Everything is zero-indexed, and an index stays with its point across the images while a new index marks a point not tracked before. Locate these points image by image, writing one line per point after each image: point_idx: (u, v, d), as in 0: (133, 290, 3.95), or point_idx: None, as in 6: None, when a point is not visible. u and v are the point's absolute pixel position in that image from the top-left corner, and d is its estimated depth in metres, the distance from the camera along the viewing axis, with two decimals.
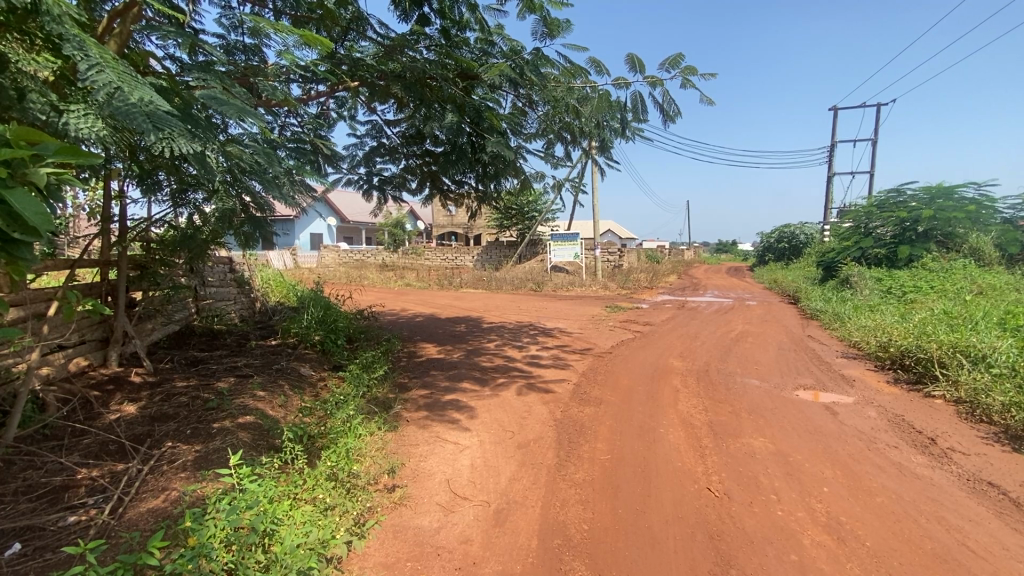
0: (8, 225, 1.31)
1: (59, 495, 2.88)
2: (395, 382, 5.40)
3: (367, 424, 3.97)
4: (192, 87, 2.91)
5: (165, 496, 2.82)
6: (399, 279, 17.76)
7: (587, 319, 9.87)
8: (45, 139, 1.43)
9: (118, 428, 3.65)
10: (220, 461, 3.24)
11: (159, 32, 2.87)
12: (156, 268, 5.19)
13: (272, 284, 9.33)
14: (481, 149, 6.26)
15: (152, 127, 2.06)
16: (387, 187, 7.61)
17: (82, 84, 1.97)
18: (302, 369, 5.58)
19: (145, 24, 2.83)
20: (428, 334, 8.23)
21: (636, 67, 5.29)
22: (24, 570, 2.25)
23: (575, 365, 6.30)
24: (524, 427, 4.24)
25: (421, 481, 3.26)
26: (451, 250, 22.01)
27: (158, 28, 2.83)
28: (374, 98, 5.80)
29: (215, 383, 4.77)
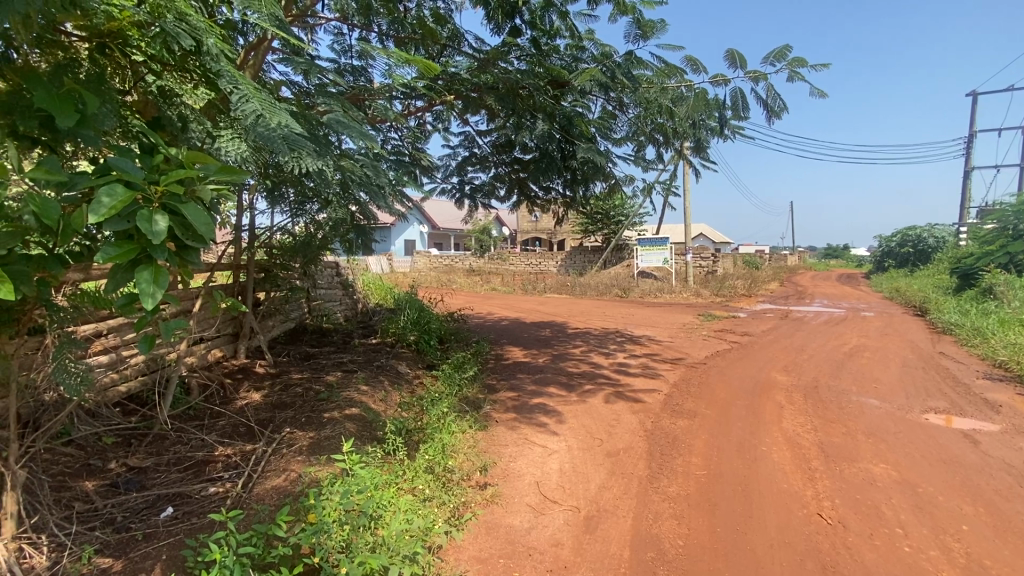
0: (182, 233, 1.57)
1: (201, 468, 3.32)
2: (484, 383, 5.57)
3: (459, 421, 4.13)
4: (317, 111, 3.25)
5: (286, 476, 3.13)
6: (484, 283, 18.24)
7: (677, 327, 9.46)
8: (209, 161, 1.69)
9: (247, 413, 4.13)
10: (331, 449, 3.53)
11: (290, 63, 3.27)
12: (277, 272, 5.80)
13: (372, 288, 10.01)
14: (571, 155, 6.27)
15: (288, 148, 2.33)
16: (478, 195, 7.87)
17: (234, 113, 2.27)
18: (399, 367, 5.93)
19: (278, 53, 3.21)
20: (514, 338, 8.36)
21: (736, 63, 5.04)
22: (176, 531, 2.61)
23: (666, 374, 6.08)
24: (613, 436, 4.17)
25: (512, 481, 3.32)
26: (536, 256, 22.21)
27: (291, 61, 3.24)
28: (468, 109, 6.07)
29: (325, 376, 5.22)
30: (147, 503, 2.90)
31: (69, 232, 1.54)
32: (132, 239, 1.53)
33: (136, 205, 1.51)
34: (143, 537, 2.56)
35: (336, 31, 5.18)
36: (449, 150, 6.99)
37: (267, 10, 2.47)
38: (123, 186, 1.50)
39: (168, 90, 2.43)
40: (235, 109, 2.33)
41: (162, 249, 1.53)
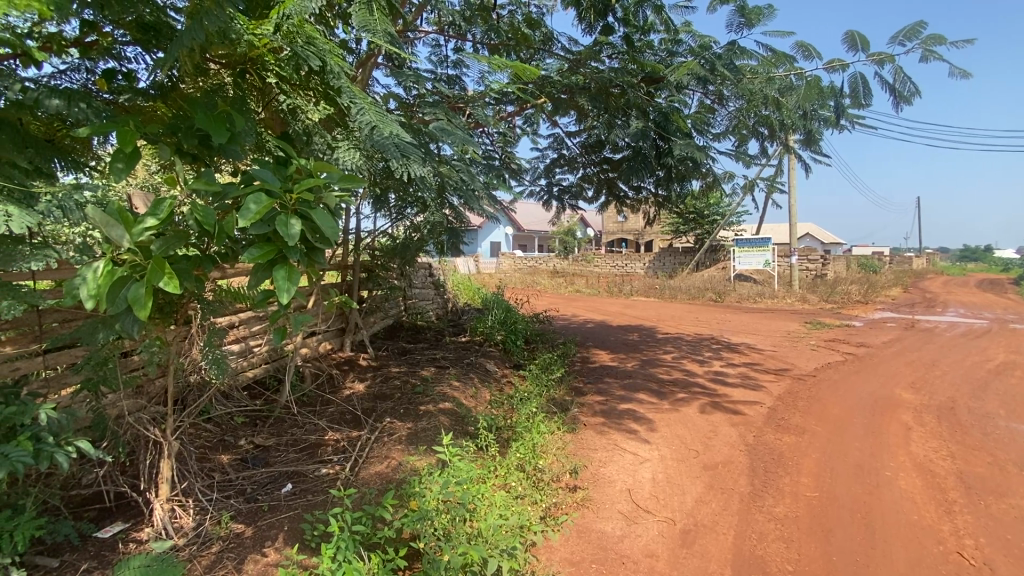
0: (313, 236, 1.75)
1: (315, 450, 3.63)
2: (572, 385, 5.53)
3: (548, 422, 4.14)
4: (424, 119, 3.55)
5: (387, 463, 3.33)
6: (569, 284, 18.11)
7: (780, 336, 8.75)
8: (333, 170, 1.86)
9: (352, 402, 4.46)
10: (427, 440, 3.70)
11: (400, 78, 3.53)
12: (378, 272, 6.20)
13: (461, 288, 10.35)
14: (666, 153, 5.96)
15: (400, 155, 2.49)
16: (566, 196, 7.85)
17: (353, 125, 2.46)
18: (488, 365, 6.08)
19: (390, 69, 3.46)
20: (601, 341, 8.22)
21: (857, 45, 4.56)
22: (295, 505, 2.87)
23: (769, 386, 5.64)
24: (711, 448, 3.96)
25: (602, 486, 3.27)
26: (623, 257, 21.67)
27: (400, 76, 3.51)
28: (558, 111, 6.07)
29: (420, 371, 5.49)
30: (271, 478, 3.23)
31: (223, 234, 1.77)
32: (272, 240, 1.74)
33: (275, 211, 1.72)
34: (268, 508, 2.85)
35: (434, 43, 5.44)
36: (539, 152, 7.05)
37: (381, 27, 2.62)
38: (265, 194, 1.71)
39: (296, 108, 2.67)
40: (353, 121, 2.52)
41: (296, 249, 1.72)
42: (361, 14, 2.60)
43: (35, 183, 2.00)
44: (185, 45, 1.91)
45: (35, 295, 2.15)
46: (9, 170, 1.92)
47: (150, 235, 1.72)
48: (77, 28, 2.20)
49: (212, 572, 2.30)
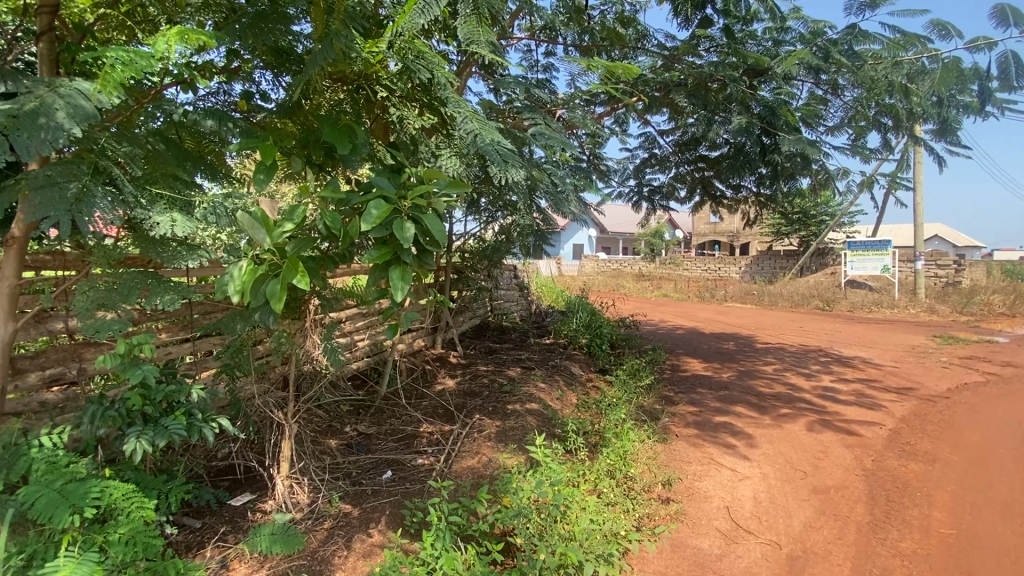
0: (424, 240, 1.89)
1: (411, 441, 3.84)
2: (661, 394, 5.33)
3: (638, 429, 4.02)
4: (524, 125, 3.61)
5: (477, 458, 3.43)
6: (656, 289, 17.45)
7: (902, 351, 7.80)
8: (441, 177, 1.98)
9: (444, 398, 4.65)
10: (516, 439, 3.76)
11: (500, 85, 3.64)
12: (468, 273, 6.40)
13: (545, 291, 10.37)
14: (772, 150, 5.53)
15: (500, 160, 2.56)
16: (656, 197, 7.59)
17: (458, 133, 2.57)
18: (573, 368, 6.05)
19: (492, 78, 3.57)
20: (692, 349, 7.83)
21: (1010, 19, 3.96)
22: (396, 491, 3.05)
23: (889, 406, 5.06)
24: (820, 470, 3.63)
25: (698, 501, 3.13)
26: (715, 261, 20.51)
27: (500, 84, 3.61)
28: (650, 110, 5.88)
29: (507, 371, 5.59)
30: (373, 464, 3.46)
31: (346, 237, 1.95)
32: (388, 243, 1.91)
33: (393, 216, 1.87)
34: (372, 492, 3.05)
35: (526, 48, 5.54)
36: (628, 153, 6.89)
37: (485, 38, 2.71)
38: (383, 201, 1.86)
39: (405, 119, 2.85)
40: (458, 129, 2.64)
41: (409, 251, 1.87)
42: (467, 26, 2.70)
43: (193, 193, 2.31)
44: (318, 64, 2.12)
45: (189, 289, 2.48)
46: (174, 182, 2.24)
47: (286, 238, 1.94)
48: (224, 56, 2.52)
49: (325, 547, 2.51)
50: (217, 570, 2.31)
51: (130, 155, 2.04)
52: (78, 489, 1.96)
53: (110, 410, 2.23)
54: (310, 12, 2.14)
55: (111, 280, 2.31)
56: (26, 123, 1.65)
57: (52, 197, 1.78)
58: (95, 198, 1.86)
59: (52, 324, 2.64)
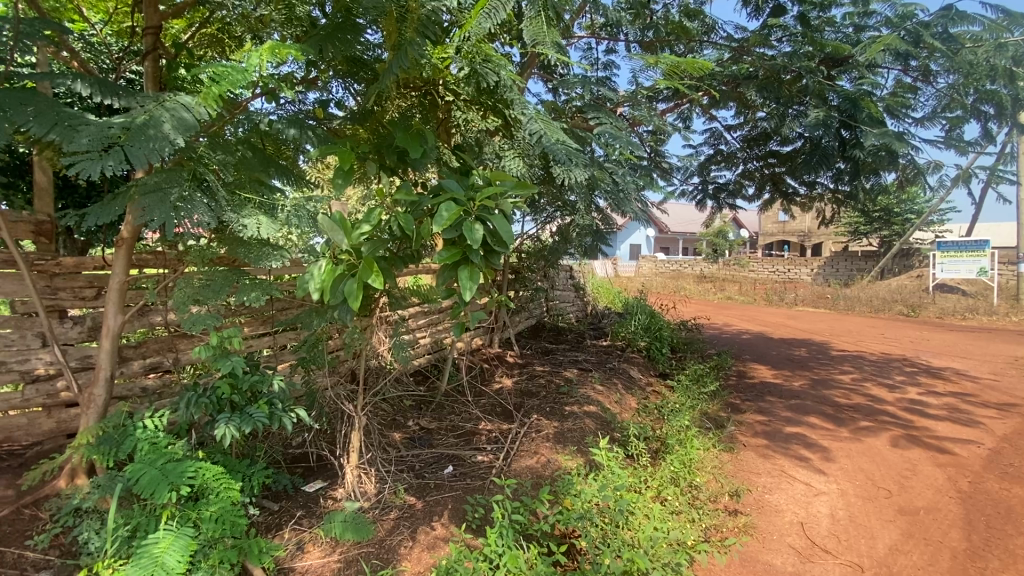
0: (492, 240, 1.93)
1: (471, 437, 3.90)
2: (726, 400, 5.11)
3: (701, 436, 3.88)
4: (588, 124, 3.60)
5: (536, 458, 3.43)
6: (718, 291, 16.76)
7: (1004, 363, 7.03)
8: (508, 179, 2.00)
9: (502, 397, 4.69)
10: (574, 441, 3.74)
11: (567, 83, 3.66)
12: (526, 273, 6.43)
13: (602, 291, 10.23)
14: (852, 144, 5.16)
15: (565, 160, 2.57)
16: (722, 195, 7.26)
17: (524, 134, 2.61)
18: (632, 371, 5.92)
19: (558, 78, 3.62)
20: (759, 354, 7.46)
21: None
22: (456, 486, 3.12)
23: (988, 423, 4.58)
24: (907, 489, 3.35)
25: (768, 515, 2.98)
26: (784, 262, 19.42)
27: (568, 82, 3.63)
28: (716, 104, 5.66)
29: (564, 372, 5.56)
30: (434, 458, 3.54)
31: (418, 238, 2.03)
32: (457, 244, 1.96)
33: (462, 217, 1.92)
34: (435, 486, 3.13)
35: (586, 46, 5.48)
36: (692, 150, 6.65)
37: (550, 38, 2.71)
38: (454, 203, 1.91)
39: (471, 123, 2.94)
40: (524, 131, 2.68)
41: (477, 252, 1.92)
42: (533, 27, 2.71)
43: (276, 197, 2.48)
44: (392, 73, 2.22)
45: (271, 286, 2.65)
46: (259, 187, 2.40)
47: (363, 239, 2.05)
48: (304, 68, 2.68)
49: (392, 537, 2.60)
50: (294, 552, 2.46)
51: (223, 163, 2.22)
52: (177, 468, 2.13)
53: (202, 397, 2.42)
54: (385, 23, 2.25)
55: (205, 276, 2.52)
56: (139, 134, 1.82)
57: (158, 201, 1.94)
58: (194, 203, 2.02)
59: (152, 317, 2.90)
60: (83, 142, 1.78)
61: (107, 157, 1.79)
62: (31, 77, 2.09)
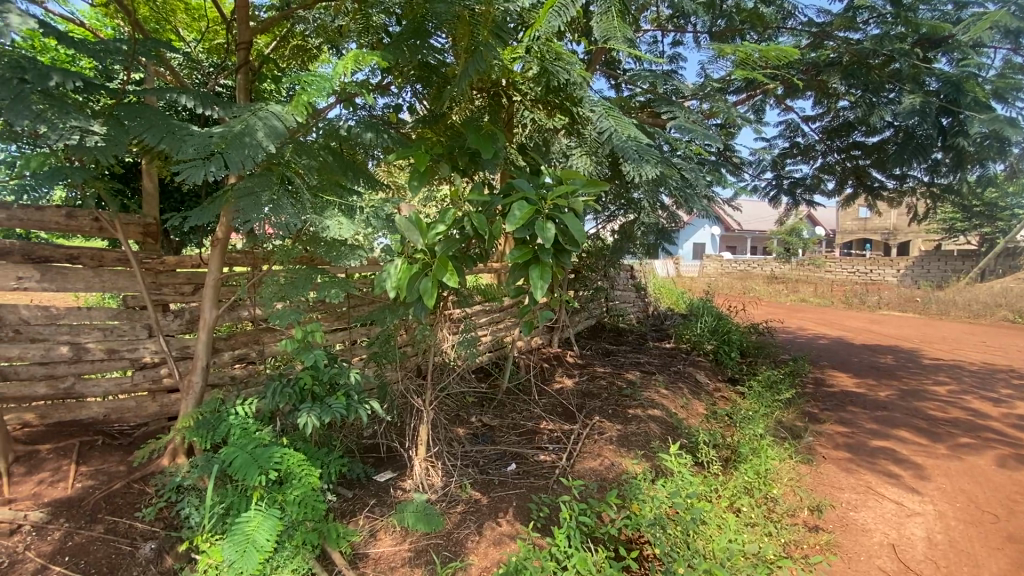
0: (563, 239, 1.93)
1: (533, 436, 3.90)
2: (802, 409, 4.81)
3: (776, 445, 3.67)
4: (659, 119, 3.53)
5: (600, 461, 3.39)
6: (790, 293, 15.79)
7: None
8: (580, 177, 1.99)
9: (563, 397, 4.66)
10: (639, 445, 3.65)
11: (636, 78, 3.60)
12: (586, 274, 6.36)
13: (664, 292, 9.93)
14: (952, 131, 4.70)
15: (638, 157, 2.53)
16: (799, 190, 6.61)
17: (595, 132, 2.60)
18: (699, 375, 5.70)
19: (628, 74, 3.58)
20: (839, 361, 6.95)
21: None
22: (520, 484, 3.14)
23: None
24: (1020, 515, 3.01)
25: (854, 534, 2.77)
26: (865, 262, 18.01)
27: (639, 76, 3.56)
28: (793, 94, 5.34)
29: (627, 374, 5.45)
30: (498, 455, 3.57)
31: (490, 238, 2.07)
32: (528, 243, 1.98)
33: (534, 216, 1.93)
34: (499, 483, 3.16)
35: (651, 40, 5.33)
36: (765, 143, 6.29)
37: (621, 33, 2.65)
38: (526, 203, 1.93)
39: (540, 123, 2.96)
40: (595, 129, 2.66)
41: (548, 251, 1.93)
42: (604, 23, 2.69)
43: (354, 198, 2.59)
44: (467, 77, 2.28)
45: (348, 284, 2.79)
46: (339, 189, 2.53)
47: (437, 239, 2.12)
48: (379, 75, 2.80)
49: (459, 530, 2.66)
50: (368, 538, 2.57)
51: (308, 167, 2.37)
52: (265, 453, 2.28)
53: (286, 388, 2.58)
54: (458, 27, 2.31)
55: (289, 274, 2.68)
56: (236, 142, 1.96)
57: (251, 203, 2.09)
58: (282, 205, 2.16)
59: (241, 312, 3.12)
60: (189, 151, 1.94)
61: (209, 163, 1.94)
62: (142, 92, 2.30)
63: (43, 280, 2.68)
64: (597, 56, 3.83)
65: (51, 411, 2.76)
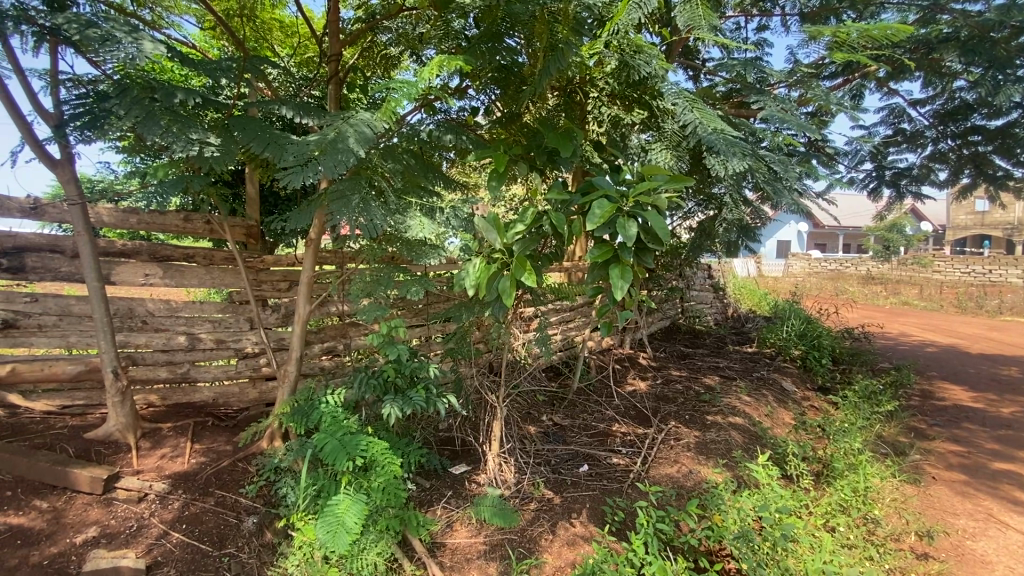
0: (645, 237, 1.89)
1: (605, 438, 3.82)
2: (907, 423, 4.36)
3: (877, 461, 3.36)
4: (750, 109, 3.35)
5: (678, 467, 3.27)
6: (890, 295, 14.36)
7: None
8: (662, 172, 1.92)
9: (637, 400, 4.54)
10: (719, 454, 3.49)
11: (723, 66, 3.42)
12: (660, 273, 6.15)
13: (744, 293, 9.38)
14: None
15: (726, 149, 2.41)
16: (904, 181, 5.92)
17: (679, 125, 2.52)
18: (785, 382, 5.33)
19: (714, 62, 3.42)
20: (951, 372, 6.23)
21: None
22: (593, 486, 3.10)
23: None
24: None
25: (973, 566, 2.48)
26: (983, 261, 16.00)
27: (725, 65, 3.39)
28: (899, 76, 4.84)
29: (704, 378, 5.21)
30: (570, 455, 3.54)
31: (569, 236, 2.08)
32: (608, 242, 1.96)
33: (615, 214, 1.90)
34: (572, 484, 3.14)
35: (734, 26, 5.05)
36: (864, 131, 5.75)
37: (707, 21, 2.53)
38: (607, 201, 1.90)
39: (618, 117, 2.92)
40: (678, 122, 2.58)
41: (629, 249, 1.89)
42: (687, 11, 2.59)
43: (434, 199, 2.67)
44: (547, 75, 2.27)
45: (428, 282, 2.89)
46: (420, 190, 2.62)
47: (516, 238, 2.15)
48: (457, 79, 2.86)
49: (533, 527, 2.68)
50: (445, 528, 2.65)
51: (393, 171, 2.47)
52: (352, 440, 2.42)
53: (372, 379, 2.72)
54: (536, 26, 2.31)
55: (373, 272, 2.82)
56: (330, 149, 2.09)
57: (343, 206, 2.22)
58: (369, 208, 2.27)
59: (329, 308, 3.32)
60: (290, 158, 2.09)
61: (307, 168, 2.10)
62: (248, 106, 2.52)
63: (164, 276, 3.02)
64: (677, 45, 3.68)
65: (170, 394, 3.09)
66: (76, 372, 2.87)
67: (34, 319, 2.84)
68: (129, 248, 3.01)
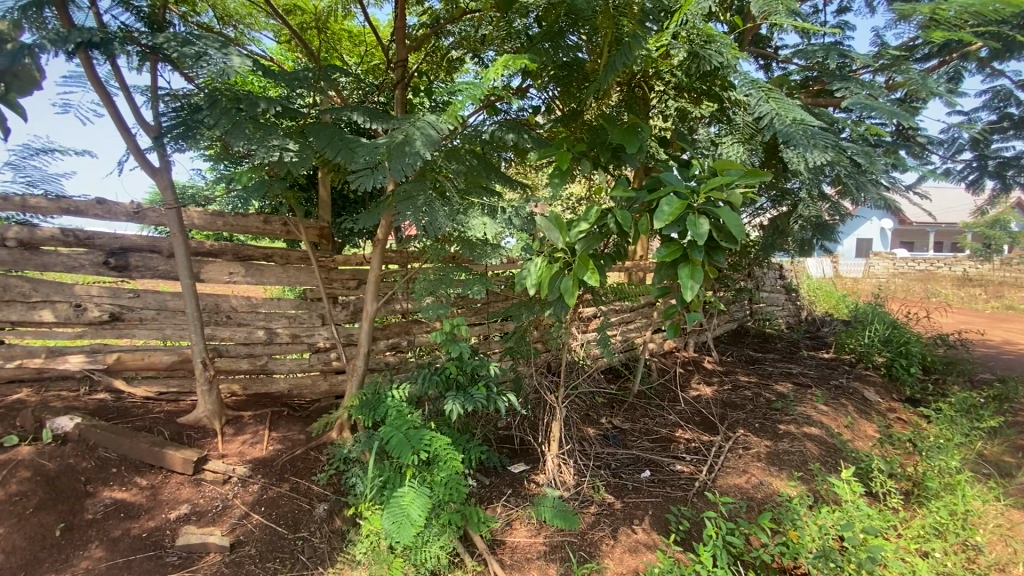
0: (718, 236, 1.81)
1: (668, 444, 3.70)
2: (1014, 443, 3.90)
3: (977, 483, 3.03)
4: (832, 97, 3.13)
5: (747, 477, 3.11)
6: (992, 299, 12.92)
7: None
8: (736, 167, 1.83)
9: (702, 405, 4.36)
10: (792, 466, 3.28)
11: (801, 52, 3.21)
12: (727, 273, 5.88)
13: (819, 295, 8.77)
14: None
15: (806, 140, 2.27)
16: (1011, 170, 5.31)
17: (753, 116, 2.40)
18: (867, 392, 4.93)
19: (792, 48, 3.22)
20: None
21: None
22: (655, 493, 3.01)
23: None
24: None
25: None
26: None
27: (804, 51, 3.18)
28: (1007, 54, 4.34)
29: (775, 385, 4.92)
30: (631, 460, 3.46)
31: (636, 235, 2.02)
32: (676, 241, 1.89)
33: (684, 212, 1.83)
34: (633, 489, 3.06)
35: (812, 10, 4.73)
36: (963, 117, 5.21)
37: (785, 5, 2.38)
38: (676, 198, 1.83)
39: (685, 111, 2.82)
40: (752, 114, 2.46)
41: (700, 248, 1.82)
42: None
43: (496, 199, 2.69)
44: (613, 71, 2.23)
45: (489, 281, 2.91)
46: (483, 190, 2.64)
47: (579, 237, 2.11)
48: (518, 78, 2.87)
49: (594, 531, 2.63)
50: (504, 526, 2.67)
51: (456, 171, 2.51)
52: (416, 434, 2.48)
53: (434, 375, 2.77)
54: (600, 21, 2.27)
55: (436, 270, 2.88)
56: (399, 151, 2.15)
57: (410, 207, 2.28)
58: (435, 208, 2.32)
59: (394, 305, 3.42)
60: (361, 161, 2.17)
61: (377, 171, 2.17)
62: (322, 112, 2.64)
63: (246, 275, 3.24)
64: (750, 32, 3.49)
65: (250, 384, 3.28)
66: (170, 362, 3.15)
67: (136, 313, 3.14)
68: (216, 248, 3.24)
